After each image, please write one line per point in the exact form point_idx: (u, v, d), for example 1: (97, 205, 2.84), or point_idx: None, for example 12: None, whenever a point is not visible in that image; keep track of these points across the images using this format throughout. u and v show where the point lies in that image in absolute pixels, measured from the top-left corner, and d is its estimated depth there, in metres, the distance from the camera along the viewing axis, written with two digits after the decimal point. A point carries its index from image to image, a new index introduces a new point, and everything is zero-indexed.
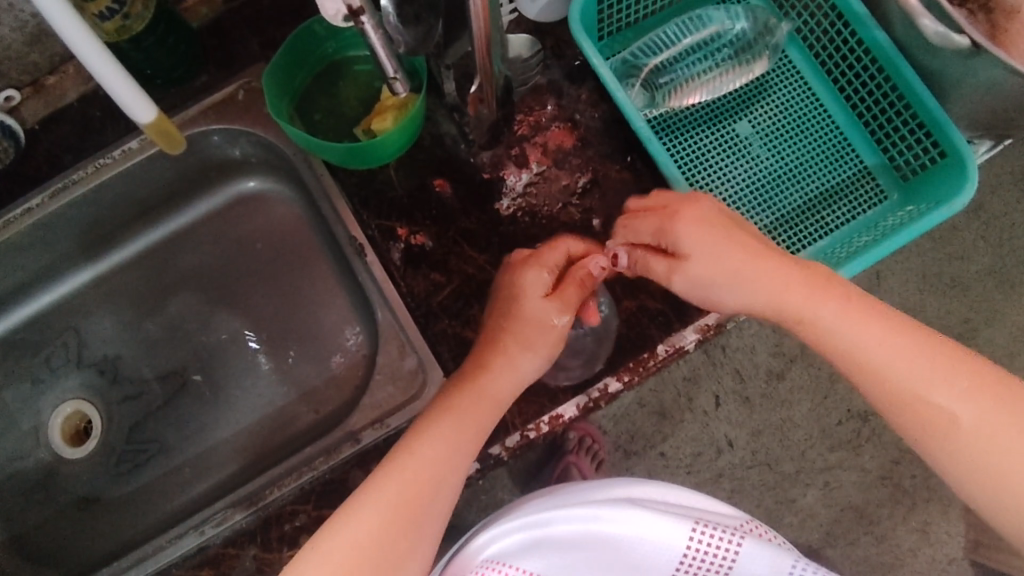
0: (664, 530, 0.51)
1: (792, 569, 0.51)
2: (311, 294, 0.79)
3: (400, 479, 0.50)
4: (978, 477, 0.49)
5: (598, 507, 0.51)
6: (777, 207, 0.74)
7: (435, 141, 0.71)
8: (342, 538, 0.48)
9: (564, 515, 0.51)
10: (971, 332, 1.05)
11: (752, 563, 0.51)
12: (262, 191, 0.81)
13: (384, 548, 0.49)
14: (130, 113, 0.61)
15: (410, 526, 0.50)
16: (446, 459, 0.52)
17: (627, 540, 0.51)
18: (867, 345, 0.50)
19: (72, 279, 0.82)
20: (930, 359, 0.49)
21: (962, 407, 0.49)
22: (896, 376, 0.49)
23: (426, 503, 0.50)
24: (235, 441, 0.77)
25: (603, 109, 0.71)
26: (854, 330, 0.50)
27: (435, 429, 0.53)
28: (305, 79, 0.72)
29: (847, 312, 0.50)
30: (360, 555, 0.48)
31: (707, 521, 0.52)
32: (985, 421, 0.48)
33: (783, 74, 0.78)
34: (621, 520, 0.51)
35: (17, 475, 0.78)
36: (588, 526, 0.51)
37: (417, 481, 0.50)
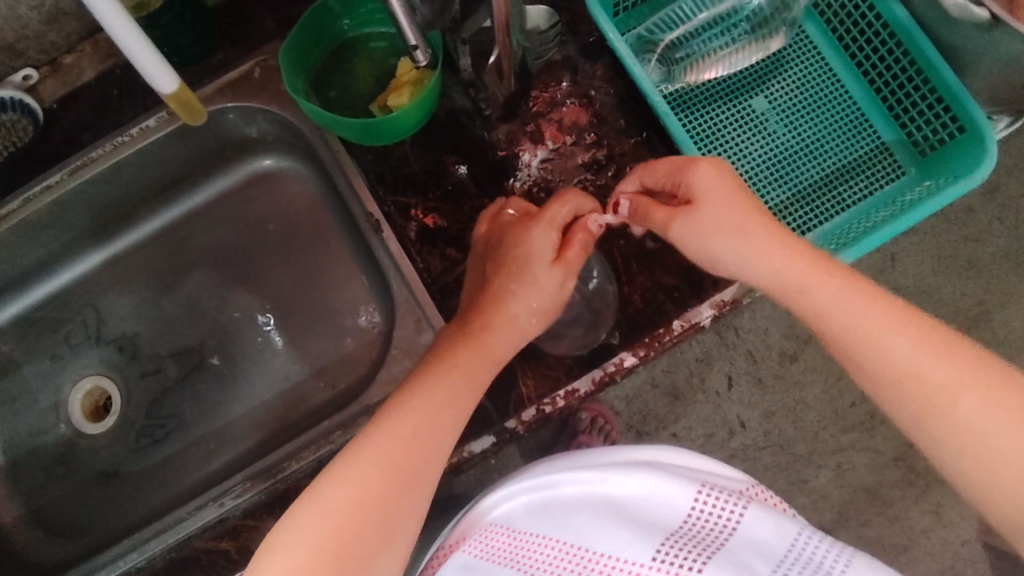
0: (666, 489, 0.49)
1: (798, 536, 0.46)
2: (327, 272, 0.79)
3: (398, 434, 0.50)
4: (990, 468, 0.46)
5: (605, 469, 0.51)
6: (793, 182, 0.74)
7: (451, 117, 0.72)
8: (335, 501, 0.47)
9: (573, 477, 0.51)
10: (986, 314, 1.04)
11: (757, 524, 0.47)
12: (277, 169, 0.82)
13: (381, 506, 0.48)
14: (153, 84, 0.62)
15: (407, 483, 0.49)
16: (442, 419, 0.52)
17: (633, 502, 0.49)
18: (866, 323, 0.49)
19: (92, 256, 0.83)
20: (924, 339, 0.48)
21: (965, 397, 0.47)
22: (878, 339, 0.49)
23: (423, 454, 0.50)
24: (253, 415, 0.77)
25: (619, 85, 0.71)
26: (853, 311, 0.50)
27: (431, 385, 0.53)
28: (322, 57, 0.72)
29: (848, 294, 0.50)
30: (358, 515, 0.47)
31: (711, 485, 0.49)
32: (988, 414, 0.46)
33: (800, 49, 0.77)
34: (626, 483, 0.50)
35: (38, 450, 0.79)
36: (596, 488, 0.51)
37: (413, 439, 0.50)
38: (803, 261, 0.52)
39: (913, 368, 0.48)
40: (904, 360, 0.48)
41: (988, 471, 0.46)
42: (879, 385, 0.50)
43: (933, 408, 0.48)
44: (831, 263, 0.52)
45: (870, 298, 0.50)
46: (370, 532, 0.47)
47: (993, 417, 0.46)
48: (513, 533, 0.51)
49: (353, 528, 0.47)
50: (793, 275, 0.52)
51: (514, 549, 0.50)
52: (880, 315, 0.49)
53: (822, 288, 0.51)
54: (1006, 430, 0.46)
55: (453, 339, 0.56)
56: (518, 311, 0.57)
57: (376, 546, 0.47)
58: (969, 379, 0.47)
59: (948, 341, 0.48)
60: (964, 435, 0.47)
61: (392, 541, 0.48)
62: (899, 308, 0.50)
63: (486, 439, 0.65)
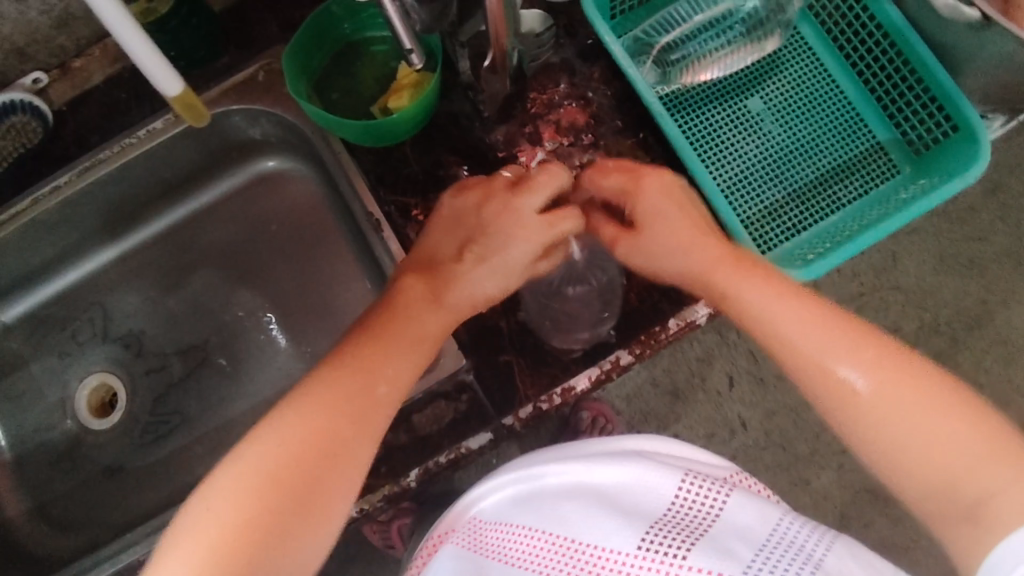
0: (651, 477, 0.50)
1: (781, 522, 0.46)
2: (329, 271, 0.80)
3: (351, 381, 0.49)
4: (893, 453, 0.46)
5: (590, 460, 0.53)
6: (789, 182, 0.75)
7: (450, 119, 0.73)
8: (284, 442, 0.46)
9: (557, 468, 0.53)
10: (989, 313, 1.05)
11: (741, 509, 0.48)
12: (280, 170, 0.83)
13: (332, 450, 0.46)
14: (157, 88, 0.63)
15: (360, 432, 0.48)
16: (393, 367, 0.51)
17: (616, 490, 0.50)
18: (778, 314, 0.50)
19: (98, 256, 0.84)
20: (836, 331, 0.48)
21: (869, 386, 0.47)
22: (788, 330, 0.49)
23: (375, 406, 0.49)
24: (256, 412, 0.79)
25: (616, 86, 0.72)
26: (767, 302, 0.51)
27: (386, 334, 0.51)
28: (323, 60, 0.73)
29: (766, 290, 0.51)
30: (307, 459, 0.46)
31: (695, 473, 0.50)
32: (892, 404, 0.46)
33: (795, 50, 0.78)
34: (609, 472, 0.51)
35: (47, 445, 0.81)
36: (580, 478, 0.52)
37: (366, 386, 0.49)
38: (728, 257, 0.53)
39: (819, 354, 0.48)
40: (812, 350, 0.48)
41: (889, 457, 0.46)
42: (794, 374, 0.50)
43: (841, 396, 0.47)
44: (752, 263, 0.53)
45: (791, 295, 0.51)
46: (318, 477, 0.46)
47: (897, 405, 0.46)
48: (500, 526, 0.52)
49: (303, 471, 0.45)
50: (712, 269, 0.53)
51: (507, 543, 0.50)
52: (794, 311, 0.50)
53: (743, 284, 0.52)
54: (909, 419, 0.45)
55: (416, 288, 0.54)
56: (489, 278, 0.55)
57: (331, 486, 0.46)
58: (876, 370, 0.47)
59: (860, 335, 0.48)
60: (876, 426, 0.46)
61: (341, 490, 0.47)
62: (811, 301, 0.50)
63: (483, 437, 0.66)
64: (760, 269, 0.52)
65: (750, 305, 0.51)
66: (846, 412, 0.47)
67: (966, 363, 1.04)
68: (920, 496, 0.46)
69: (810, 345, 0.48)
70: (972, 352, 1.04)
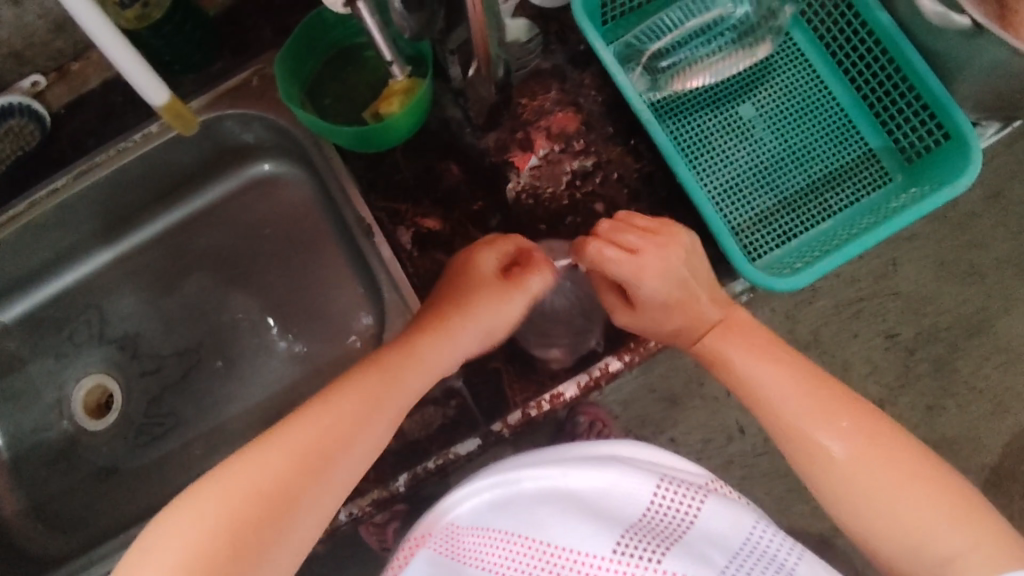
0: (627, 483, 0.50)
1: (754, 529, 0.48)
2: (322, 276, 0.81)
3: (319, 424, 0.50)
4: (856, 501, 0.50)
5: (567, 465, 0.52)
6: (780, 189, 0.75)
7: (442, 124, 0.73)
8: (277, 455, 0.48)
9: (534, 473, 0.53)
10: (988, 320, 1.04)
11: (715, 516, 0.48)
12: (275, 174, 0.83)
13: (292, 492, 0.47)
14: (143, 96, 0.64)
15: (321, 476, 0.49)
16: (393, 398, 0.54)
17: (591, 496, 0.50)
18: (759, 378, 0.57)
19: (94, 258, 0.85)
20: (810, 393, 0.55)
21: (835, 441, 0.52)
22: (767, 390, 0.56)
23: (340, 452, 0.50)
24: (251, 414, 0.80)
25: (607, 92, 0.73)
26: (750, 364, 0.58)
27: (361, 380, 0.53)
28: (316, 65, 0.74)
29: (749, 354, 0.58)
30: (267, 498, 0.46)
31: (671, 477, 0.50)
32: (855, 456, 0.51)
33: (787, 56, 0.78)
34: (586, 478, 0.51)
35: (43, 446, 0.82)
36: (556, 483, 0.52)
37: (334, 429, 0.50)
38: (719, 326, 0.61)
39: (794, 415, 0.54)
40: (786, 408, 0.55)
41: (855, 507, 0.51)
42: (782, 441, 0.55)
43: (811, 449, 0.53)
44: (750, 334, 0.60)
45: (771, 358, 0.57)
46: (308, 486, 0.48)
47: (860, 457, 0.51)
48: (478, 531, 0.52)
49: (261, 508, 0.46)
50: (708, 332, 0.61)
51: (482, 549, 0.50)
52: (772, 372, 0.56)
53: (728, 347, 0.60)
54: (871, 469, 0.50)
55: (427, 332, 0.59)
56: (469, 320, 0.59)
57: (287, 525, 0.46)
58: (852, 437, 0.52)
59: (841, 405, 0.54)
60: (842, 476, 0.51)
61: (296, 533, 0.47)
62: (790, 365, 0.57)
63: (471, 442, 0.67)
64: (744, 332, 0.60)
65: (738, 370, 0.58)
66: (823, 474, 0.52)
67: (964, 369, 1.04)
68: (886, 548, 0.49)
69: (784, 406, 0.55)
70: (970, 359, 1.04)
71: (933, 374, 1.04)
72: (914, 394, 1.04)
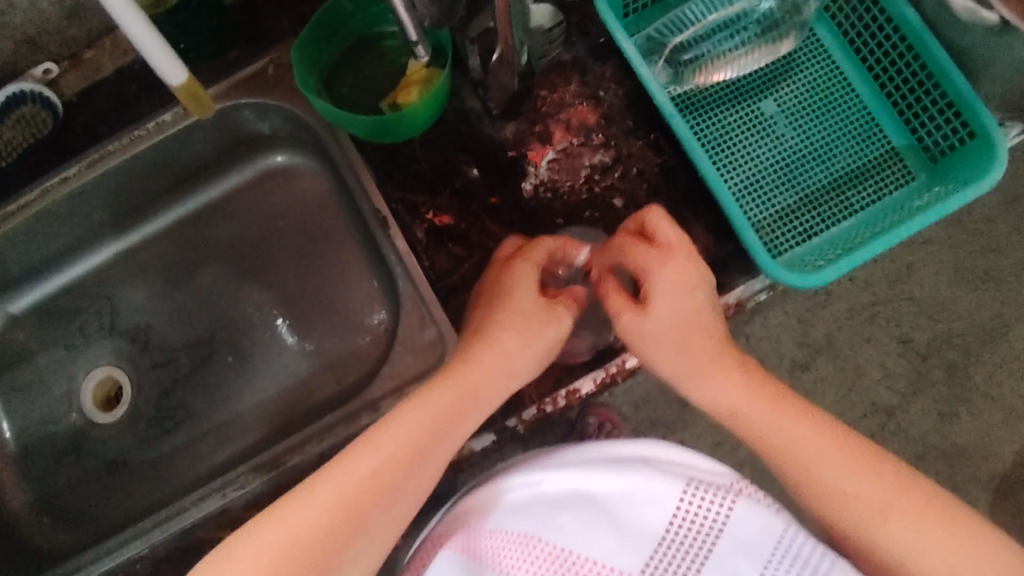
0: (652, 487, 0.49)
1: (785, 535, 0.47)
2: (337, 269, 0.80)
3: (387, 446, 0.52)
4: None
5: (588, 467, 0.50)
6: (801, 187, 0.74)
7: (459, 116, 0.72)
8: (349, 475, 0.51)
9: (555, 474, 0.51)
10: (1004, 327, 1.02)
11: (745, 521, 0.47)
12: (290, 165, 0.83)
13: (360, 513, 0.50)
14: (161, 76, 0.63)
15: (386, 497, 0.51)
16: (459, 415, 0.56)
17: (615, 501, 0.49)
18: (795, 442, 0.54)
19: (106, 248, 0.84)
20: (849, 458, 0.52)
21: (881, 509, 0.50)
22: (804, 456, 0.54)
23: (405, 473, 0.52)
24: (260, 409, 0.79)
25: (627, 86, 0.73)
26: (784, 430, 0.55)
27: (427, 406, 0.55)
28: (333, 54, 0.73)
29: (779, 415, 0.55)
30: (338, 516, 0.49)
31: (698, 480, 0.49)
32: (907, 529, 0.49)
33: (810, 52, 0.77)
34: (610, 482, 0.49)
35: (51, 438, 0.81)
36: (578, 486, 0.50)
37: (401, 452, 0.53)
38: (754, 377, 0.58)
39: (837, 482, 0.52)
40: (827, 477, 0.52)
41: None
42: (818, 504, 0.53)
43: (856, 516, 0.51)
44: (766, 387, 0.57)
45: (802, 420, 0.55)
46: (379, 506, 0.51)
47: (910, 528, 0.49)
48: (495, 537, 0.50)
49: (331, 527, 0.49)
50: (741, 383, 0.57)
51: (503, 552, 0.49)
52: (808, 436, 0.54)
53: (755, 404, 0.56)
54: (923, 542, 0.49)
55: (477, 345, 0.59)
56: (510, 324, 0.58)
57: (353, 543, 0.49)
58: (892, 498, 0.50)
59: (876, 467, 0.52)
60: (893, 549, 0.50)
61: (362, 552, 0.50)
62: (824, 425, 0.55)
63: (486, 437, 0.68)
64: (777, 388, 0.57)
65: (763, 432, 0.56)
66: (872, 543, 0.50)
67: (978, 377, 1.02)
68: None
69: (826, 475, 0.52)
70: (984, 366, 1.02)
71: (948, 382, 1.01)
72: (926, 401, 1.01)
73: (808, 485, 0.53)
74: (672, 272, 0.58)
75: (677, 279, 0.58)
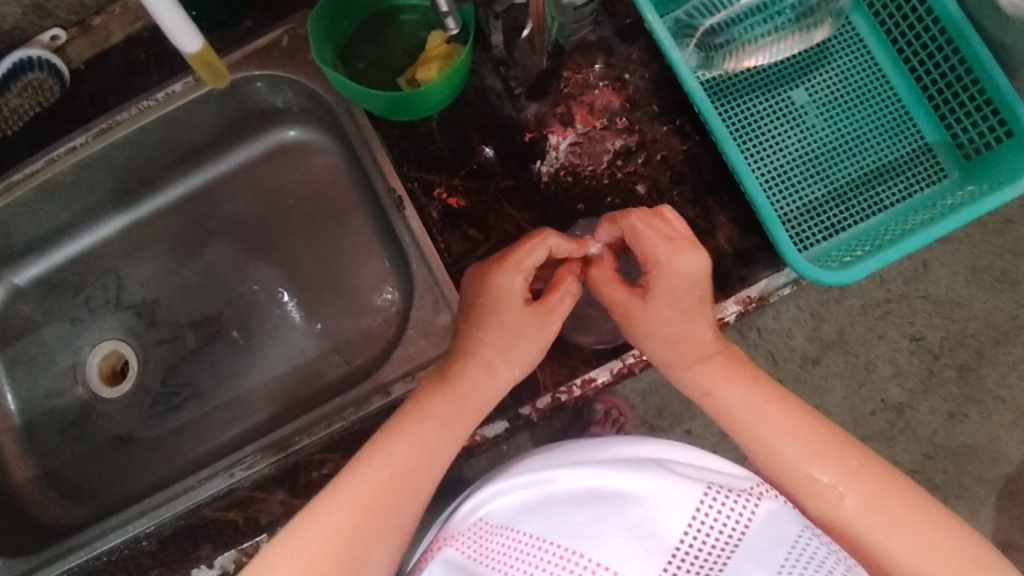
0: (669, 489, 0.47)
1: (799, 539, 0.45)
2: (348, 248, 0.78)
3: (381, 465, 0.53)
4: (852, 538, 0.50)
5: (602, 466, 0.50)
6: (830, 179, 0.72)
7: (479, 95, 0.70)
8: (348, 501, 0.51)
9: (570, 474, 0.50)
10: (1017, 329, 1.00)
11: (764, 531, 0.45)
12: (303, 141, 0.81)
13: (364, 535, 0.51)
14: (175, 44, 0.60)
15: (387, 517, 0.52)
16: (435, 440, 0.55)
17: (628, 502, 0.47)
18: (757, 417, 0.54)
19: (111, 221, 0.82)
20: (801, 432, 0.53)
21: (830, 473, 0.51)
22: (757, 425, 0.54)
23: (404, 491, 0.53)
24: (267, 389, 0.77)
25: (653, 69, 0.70)
26: (749, 406, 0.54)
27: (419, 422, 0.55)
28: (350, 27, 0.71)
29: (747, 392, 0.55)
30: (342, 539, 0.50)
31: (719, 486, 0.47)
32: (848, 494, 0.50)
33: (845, 41, 0.75)
34: (624, 480, 0.48)
35: (56, 411, 0.80)
36: (592, 483, 0.49)
37: (397, 470, 0.53)
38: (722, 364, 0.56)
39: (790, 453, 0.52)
40: (771, 441, 0.53)
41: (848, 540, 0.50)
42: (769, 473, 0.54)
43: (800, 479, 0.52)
44: (741, 365, 0.56)
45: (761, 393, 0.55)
46: (381, 526, 0.52)
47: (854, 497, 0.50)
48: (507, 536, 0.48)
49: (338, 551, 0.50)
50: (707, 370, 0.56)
51: (511, 551, 0.47)
52: (764, 408, 0.54)
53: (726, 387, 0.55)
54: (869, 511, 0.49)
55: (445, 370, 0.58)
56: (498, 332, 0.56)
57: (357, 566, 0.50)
58: (850, 476, 0.51)
59: (839, 446, 0.52)
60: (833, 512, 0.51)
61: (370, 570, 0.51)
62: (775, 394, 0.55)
63: (499, 424, 0.65)
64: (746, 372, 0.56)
65: (735, 413, 0.55)
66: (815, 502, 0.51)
67: (988, 378, 1.00)
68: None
69: (765, 436, 0.53)
70: (996, 366, 1.00)
71: (958, 381, 1.00)
72: (936, 399, 0.99)
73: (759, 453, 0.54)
74: (661, 320, 0.55)
75: (657, 329, 0.55)
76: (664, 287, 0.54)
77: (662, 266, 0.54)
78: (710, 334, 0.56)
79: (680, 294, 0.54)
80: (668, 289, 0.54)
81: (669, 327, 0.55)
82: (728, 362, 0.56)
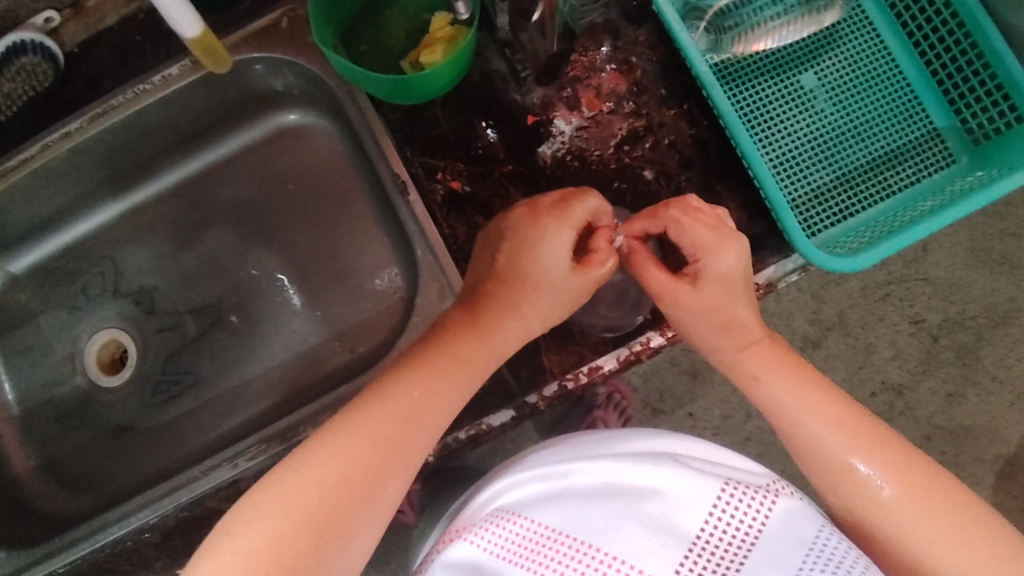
0: (688, 485, 0.46)
1: (816, 539, 0.45)
2: (350, 233, 0.77)
3: (384, 411, 0.49)
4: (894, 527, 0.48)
5: (621, 459, 0.49)
6: (839, 165, 0.71)
7: (483, 78, 0.68)
8: (348, 446, 0.47)
9: (586, 467, 0.50)
10: (1016, 311, 0.99)
11: (780, 531, 0.45)
12: (302, 125, 0.79)
13: (361, 481, 0.47)
14: (175, 27, 0.59)
15: (388, 464, 0.48)
16: (431, 389, 0.51)
17: (648, 496, 0.46)
18: (801, 405, 0.53)
19: (108, 207, 0.81)
20: (849, 422, 0.52)
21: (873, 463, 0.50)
22: (802, 413, 0.53)
23: (407, 437, 0.49)
24: (268, 376, 0.77)
25: (661, 52, 0.69)
26: (792, 394, 0.54)
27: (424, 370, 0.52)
28: (351, 9, 0.69)
29: (792, 382, 0.54)
30: (338, 487, 0.46)
31: (736, 482, 0.47)
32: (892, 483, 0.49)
33: (855, 24, 0.73)
34: (644, 474, 0.48)
35: (55, 401, 0.79)
36: (609, 478, 0.48)
37: (400, 417, 0.49)
38: (766, 352, 0.56)
39: (833, 443, 0.51)
40: (813, 428, 0.52)
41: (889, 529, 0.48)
42: (811, 466, 0.52)
43: (842, 468, 0.50)
44: (786, 355, 0.56)
45: (807, 383, 0.54)
46: (380, 477, 0.48)
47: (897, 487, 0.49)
48: (521, 525, 0.48)
49: (333, 499, 0.46)
50: (752, 358, 0.56)
51: (525, 543, 0.47)
52: (806, 395, 0.53)
53: (770, 377, 0.55)
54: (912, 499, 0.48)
55: (448, 326, 0.55)
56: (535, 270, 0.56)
57: (352, 519, 0.46)
58: (891, 469, 0.49)
59: (887, 442, 0.51)
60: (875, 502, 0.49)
61: (365, 523, 0.47)
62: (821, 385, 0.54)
63: (505, 413, 0.64)
64: (789, 361, 0.55)
65: (778, 402, 0.54)
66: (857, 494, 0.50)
67: (988, 358, 1.00)
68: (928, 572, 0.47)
69: (808, 423, 0.52)
70: (995, 347, 1.00)
71: (957, 363, 0.99)
72: (935, 380, 0.99)
73: (801, 441, 0.53)
74: (703, 307, 0.55)
75: (697, 316, 0.56)
76: (712, 277, 0.55)
77: (709, 253, 0.54)
78: (752, 321, 0.56)
79: (726, 284, 0.55)
80: (715, 278, 0.55)
81: (710, 316, 0.56)
82: (772, 349, 0.56)
